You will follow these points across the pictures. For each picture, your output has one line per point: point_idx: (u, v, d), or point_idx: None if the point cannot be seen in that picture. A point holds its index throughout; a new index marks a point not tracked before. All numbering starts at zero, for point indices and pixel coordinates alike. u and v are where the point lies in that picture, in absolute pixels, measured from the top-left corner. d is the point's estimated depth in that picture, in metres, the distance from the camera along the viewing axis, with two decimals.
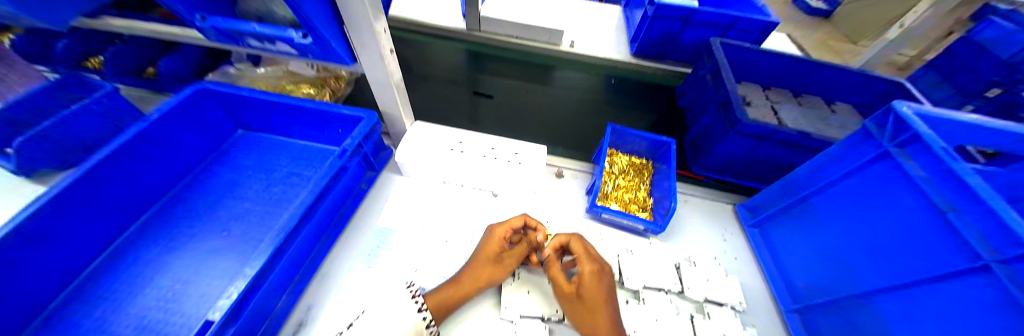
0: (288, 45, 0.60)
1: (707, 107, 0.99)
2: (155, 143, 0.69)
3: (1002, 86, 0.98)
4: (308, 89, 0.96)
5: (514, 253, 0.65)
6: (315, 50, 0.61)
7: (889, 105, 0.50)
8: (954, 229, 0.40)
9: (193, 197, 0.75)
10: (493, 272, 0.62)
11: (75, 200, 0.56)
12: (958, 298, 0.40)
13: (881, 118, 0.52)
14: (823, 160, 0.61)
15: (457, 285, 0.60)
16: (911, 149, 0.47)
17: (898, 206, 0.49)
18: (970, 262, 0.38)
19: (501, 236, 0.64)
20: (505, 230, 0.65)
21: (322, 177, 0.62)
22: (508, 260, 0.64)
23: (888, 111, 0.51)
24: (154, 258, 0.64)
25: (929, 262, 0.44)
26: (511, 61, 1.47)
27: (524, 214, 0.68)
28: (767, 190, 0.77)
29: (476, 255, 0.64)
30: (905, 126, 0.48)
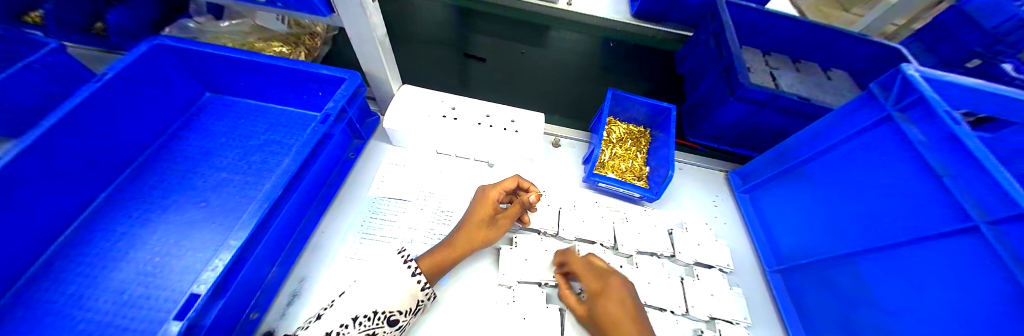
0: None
1: (707, 72, 0.95)
2: (108, 107, 0.61)
3: (982, 57, 0.90)
4: (279, 47, 0.87)
5: (506, 214, 0.64)
6: None
7: (897, 67, 0.48)
8: (948, 193, 0.41)
9: (163, 166, 0.70)
10: (486, 233, 0.62)
11: (26, 169, 0.51)
12: (944, 258, 0.42)
13: (889, 80, 0.50)
14: (823, 127, 0.61)
15: (449, 248, 0.59)
16: (913, 113, 0.47)
17: (893, 173, 0.50)
18: (959, 224, 0.40)
19: (494, 199, 0.63)
20: (497, 192, 0.63)
21: (303, 145, 0.57)
22: (502, 222, 0.63)
23: (895, 73, 0.49)
24: (129, 231, 0.60)
25: (916, 225, 0.46)
26: (504, 20, 1.35)
27: (517, 176, 0.67)
28: (762, 158, 0.78)
29: (468, 218, 0.63)
30: (911, 89, 0.46)
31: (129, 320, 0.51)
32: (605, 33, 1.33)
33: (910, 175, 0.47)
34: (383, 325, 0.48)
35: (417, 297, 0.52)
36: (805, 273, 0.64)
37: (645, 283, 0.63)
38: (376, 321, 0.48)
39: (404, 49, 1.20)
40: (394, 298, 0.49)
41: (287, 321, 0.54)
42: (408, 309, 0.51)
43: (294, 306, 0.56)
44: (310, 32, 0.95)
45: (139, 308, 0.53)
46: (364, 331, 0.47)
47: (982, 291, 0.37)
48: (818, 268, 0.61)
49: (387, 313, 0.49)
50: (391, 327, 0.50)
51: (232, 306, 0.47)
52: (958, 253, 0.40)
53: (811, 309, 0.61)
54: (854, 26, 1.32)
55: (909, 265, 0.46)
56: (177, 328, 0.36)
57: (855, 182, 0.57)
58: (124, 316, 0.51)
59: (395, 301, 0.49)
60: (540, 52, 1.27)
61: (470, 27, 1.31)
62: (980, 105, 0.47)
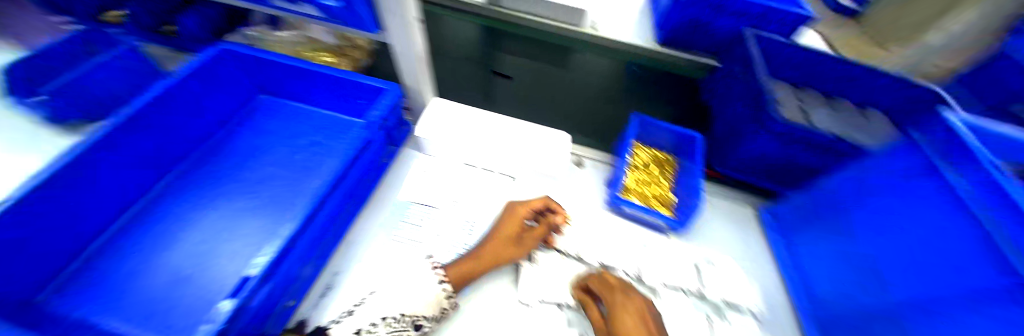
0: (318, 7, 0.59)
1: (735, 103, 0.95)
2: (182, 99, 0.67)
3: None
4: (327, 57, 0.93)
5: (533, 235, 0.66)
6: (342, 14, 0.58)
7: (942, 118, 0.48)
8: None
9: (220, 156, 0.75)
10: (511, 250, 0.63)
11: (109, 149, 0.56)
12: None
13: (929, 129, 0.50)
14: (866, 166, 0.61)
15: (474, 259, 0.60)
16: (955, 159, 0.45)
17: (929, 219, 0.47)
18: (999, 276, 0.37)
19: (522, 216, 0.67)
20: (526, 209, 0.68)
21: (347, 148, 0.62)
22: (526, 242, 0.65)
23: (939, 122, 0.49)
24: (184, 214, 0.64)
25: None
26: (531, 40, 1.40)
27: (546, 197, 0.71)
28: (801, 196, 0.76)
29: (495, 232, 0.65)
30: (957, 139, 0.46)
31: (177, 299, 0.53)
32: (631, 59, 1.35)
33: (936, 217, 0.46)
34: (409, 329, 0.49)
35: (442, 305, 0.52)
36: (843, 318, 0.60)
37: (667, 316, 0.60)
38: (402, 324, 0.48)
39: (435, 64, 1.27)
40: (419, 303, 0.51)
41: (318, 312, 0.56)
42: (432, 316, 0.51)
43: (326, 299, 0.57)
44: (354, 45, 1.01)
45: (186, 288, 0.55)
46: (391, 332, 0.48)
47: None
48: (855, 313, 0.58)
49: (414, 318, 0.49)
50: (416, 333, 0.50)
51: (275, 293, 0.49)
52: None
53: None
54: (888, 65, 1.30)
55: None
56: (228, 308, 0.39)
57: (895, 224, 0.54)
58: (176, 294, 0.54)
59: (419, 307, 0.50)
60: (565, 73, 1.29)
61: (497, 45, 1.37)
62: None
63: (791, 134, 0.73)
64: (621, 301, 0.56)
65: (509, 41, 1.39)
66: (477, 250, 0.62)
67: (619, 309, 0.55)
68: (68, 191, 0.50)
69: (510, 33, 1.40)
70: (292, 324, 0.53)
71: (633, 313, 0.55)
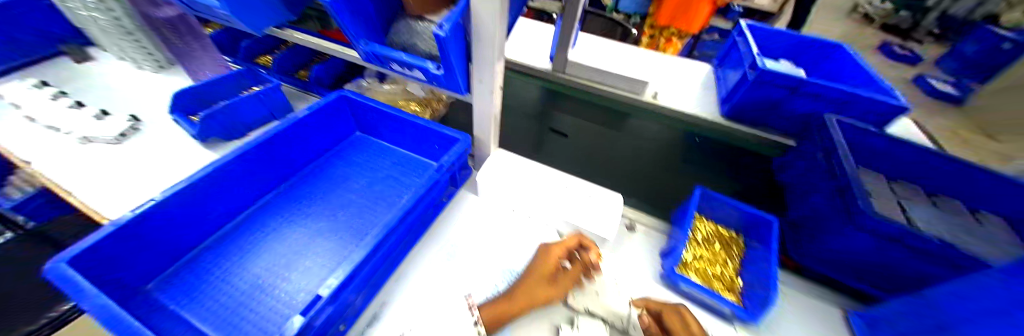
0: (421, 72, 0.72)
1: (815, 188, 0.87)
2: (300, 134, 0.86)
3: None
4: (415, 107, 1.11)
5: (568, 275, 0.67)
6: (442, 79, 0.71)
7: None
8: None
9: (313, 181, 0.90)
10: (547, 289, 0.65)
11: (242, 166, 0.75)
12: None
13: None
14: (978, 280, 0.50)
15: (512, 298, 0.64)
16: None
17: None
18: None
19: (556, 256, 0.69)
20: (559, 250, 0.70)
21: (419, 188, 0.70)
22: (563, 282, 0.66)
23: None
24: (277, 226, 0.78)
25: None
26: (588, 102, 1.49)
27: (578, 235, 0.73)
28: (897, 303, 0.63)
29: (531, 271, 0.68)
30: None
31: (256, 302, 0.62)
32: (691, 128, 1.35)
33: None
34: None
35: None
36: None
37: None
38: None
39: None
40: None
41: None
42: None
43: (370, 329, 0.60)
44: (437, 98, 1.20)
45: (264, 294, 0.64)
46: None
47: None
48: None
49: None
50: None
51: (334, 316, 0.55)
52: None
53: None
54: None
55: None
56: (298, 323, 0.46)
57: None
58: (254, 299, 0.63)
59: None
60: (620, 136, 1.33)
61: (556, 105, 1.49)
62: None
63: (898, 236, 0.63)
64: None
65: (567, 102, 1.50)
66: (515, 290, 0.66)
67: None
68: (188, 205, 0.67)
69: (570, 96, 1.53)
70: None
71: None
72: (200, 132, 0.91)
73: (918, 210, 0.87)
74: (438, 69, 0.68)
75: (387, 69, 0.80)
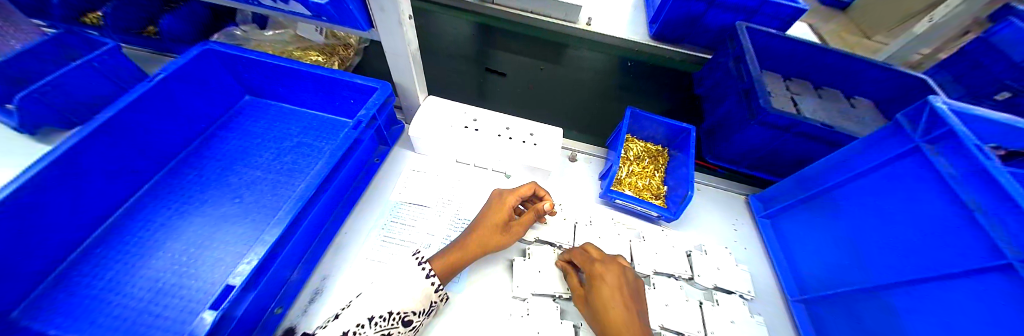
0: (301, 4, 0.57)
1: (727, 94, 0.95)
2: (157, 105, 0.67)
3: (1011, 89, 0.89)
4: (316, 56, 0.93)
5: (521, 222, 0.64)
6: (333, 14, 0.57)
7: (925, 99, 0.48)
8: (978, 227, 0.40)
9: (201, 163, 0.75)
10: (499, 238, 0.62)
11: (85, 156, 0.57)
12: (975, 297, 0.40)
13: (914, 114, 0.51)
14: (847, 154, 0.61)
15: (456, 247, 0.59)
16: (941, 145, 0.46)
17: (925, 205, 0.48)
18: (993, 261, 0.38)
19: (511, 204, 0.64)
20: (514, 199, 0.65)
21: (336, 149, 0.60)
22: (515, 230, 0.63)
23: (922, 104, 0.49)
24: (167, 221, 0.65)
25: (943, 260, 0.45)
26: (524, 37, 1.40)
27: (535, 184, 0.68)
28: (783, 183, 0.77)
29: (479, 221, 0.63)
30: (939, 121, 0.46)
31: (163, 308, 0.54)
32: (624, 53, 1.36)
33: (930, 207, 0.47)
34: (398, 326, 0.49)
35: (431, 298, 0.53)
36: (829, 303, 0.61)
37: (663, 305, 0.62)
38: (391, 321, 0.48)
39: (428, 62, 1.26)
40: (409, 300, 0.50)
41: (309, 317, 0.56)
42: (421, 311, 0.51)
43: (314, 304, 0.57)
44: (344, 43, 1.02)
45: (170, 298, 0.55)
46: (378, 331, 0.47)
47: (1000, 330, 0.37)
48: (844, 300, 0.59)
49: (402, 314, 0.49)
50: (406, 328, 0.50)
51: (262, 299, 0.50)
52: (990, 291, 0.39)
53: None
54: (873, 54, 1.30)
55: (937, 300, 0.45)
56: (210, 319, 0.39)
57: (886, 211, 0.55)
58: (158, 304, 0.54)
59: (409, 303, 0.50)
60: (559, 69, 1.29)
61: (491, 43, 1.36)
62: (1005, 141, 0.47)
63: (783, 124, 0.75)
64: (601, 269, 0.56)
65: (502, 37, 1.39)
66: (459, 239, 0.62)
67: (596, 276, 0.56)
68: (26, 214, 0.49)
69: (504, 30, 1.41)
70: (280, 331, 0.53)
71: (613, 281, 0.54)
72: (21, 123, 0.67)
73: (803, 104, 1.03)
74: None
75: (258, 6, 0.62)
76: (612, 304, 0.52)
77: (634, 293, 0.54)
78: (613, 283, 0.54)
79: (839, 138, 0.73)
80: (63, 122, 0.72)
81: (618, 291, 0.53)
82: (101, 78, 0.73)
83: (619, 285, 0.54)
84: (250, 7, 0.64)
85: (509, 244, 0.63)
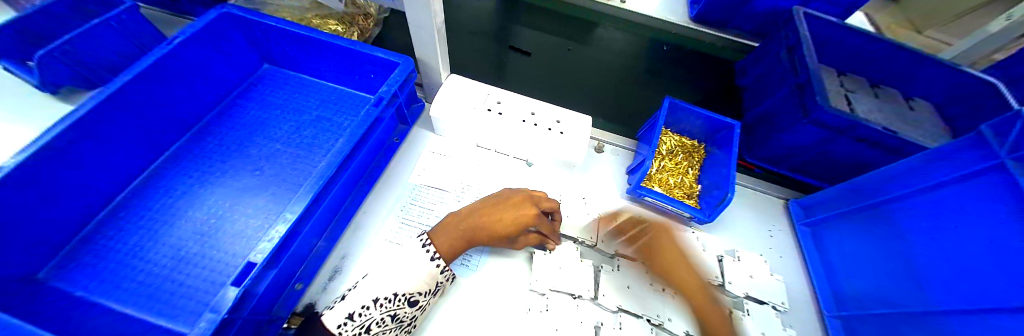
0: None
1: (774, 88, 0.87)
2: (174, 71, 0.65)
3: None
4: (336, 25, 0.88)
5: (527, 240, 0.59)
6: None
7: (1018, 110, 0.41)
8: None
9: (221, 133, 0.73)
10: (497, 242, 0.58)
11: (105, 120, 0.55)
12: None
13: (1002, 124, 0.44)
14: (914, 164, 0.55)
15: (456, 227, 0.55)
16: None
17: (996, 230, 0.43)
18: None
19: (532, 225, 0.56)
20: (535, 220, 0.56)
21: (356, 127, 0.57)
22: (516, 244, 0.59)
23: (1015, 115, 0.41)
24: (187, 190, 0.64)
25: (1015, 292, 0.39)
26: (551, 13, 1.30)
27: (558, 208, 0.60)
28: (831, 189, 0.71)
29: (499, 218, 0.56)
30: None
31: (185, 276, 0.54)
32: (658, 36, 1.26)
33: (1007, 231, 0.41)
34: (404, 307, 0.47)
35: (437, 279, 0.51)
36: (871, 323, 0.57)
37: (689, 311, 0.59)
38: (397, 303, 0.46)
39: (450, 37, 1.19)
40: (412, 280, 0.48)
41: (327, 295, 0.55)
42: (426, 291, 0.49)
43: (333, 283, 0.56)
44: (364, 12, 0.96)
45: (193, 266, 0.55)
46: (385, 313, 0.45)
47: None
48: (890, 320, 0.54)
49: (408, 295, 0.47)
50: (412, 308, 0.48)
51: (282, 276, 0.49)
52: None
53: None
54: (940, 51, 1.16)
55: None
56: (233, 295, 0.38)
57: (953, 230, 0.49)
58: (180, 272, 0.54)
59: (412, 285, 0.48)
60: (587, 50, 1.21)
61: (515, 18, 1.28)
62: None
63: (838, 125, 0.68)
64: None
65: (528, 13, 1.29)
66: (466, 221, 0.55)
67: (658, 235, 0.63)
68: (50, 174, 0.49)
69: (531, 4, 1.31)
70: (300, 307, 0.52)
71: (667, 237, 0.63)
72: (43, 82, 0.66)
73: (856, 103, 0.93)
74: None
75: None
76: (668, 258, 0.61)
77: (684, 247, 0.64)
78: (668, 239, 0.63)
79: (901, 145, 0.66)
80: (84, 82, 0.71)
81: (678, 254, 0.61)
82: (120, 38, 0.71)
83: (674, 243, 0.63)
84: None
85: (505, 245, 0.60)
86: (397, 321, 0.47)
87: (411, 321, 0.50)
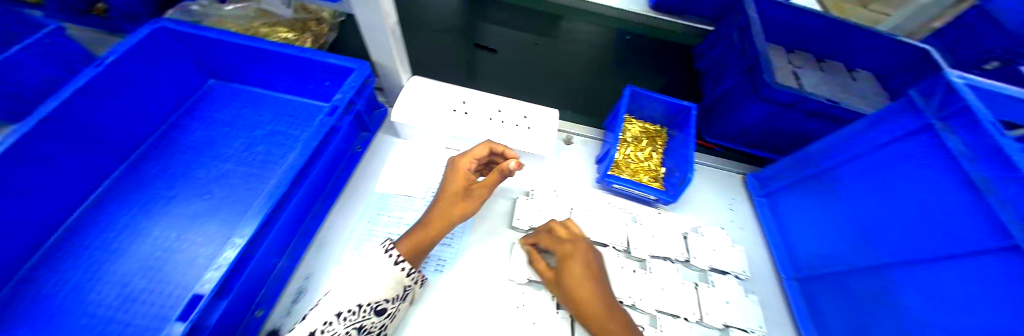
0: None
1: (729, 70, 0.91)
2: (105, 96, 0.60)
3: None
4: (287, 33, 0.85)
5: (483, 185, 0.59)
6: None
7: (940, 73, 0.45)
8: (986, 210, 0.39)
9: (166, 156, 0.69)
10: (463, 204, 0.58)
11: (32, 154, 0.51)
12: (976, 280, 0.40)
13: (928, 88, 0.48)
14: (853, 134, 0.59)
15: (434, 220, 0.56)
16: (954, 122, 0.43)
17: (929, 189, 0.47)
18: (998, 243, 0.37)
19: (465, 169, 0.59)
20: (466, 163, 0.59)
21: (308, 139, 0.53)
22: (478, 193, 0.59)
23: (937, 79, 0.46)
24: (130, 223, 0.60)
25: (947, 242, 0.43)
26: (516, 9, 1.30)
27: (489, 142, 0.62)
28: (784, 162, 0.75)
29: (447, 183, 0.59)
30: (953, 96, 0.43)
31: (130, 315, 0.51)
32: (623, 26, 1.28)
33: (942, 189, 0.45)
34: (370, 317, 0.46)
35: (404, 283, 0.50)
36: (825, 282, 0.62)
37: (658, 289, 0.61)
38: (362, 314, 0.45)
39: (415, 38, 1.17)
40: (379, 290, 0.47)
41: (293, 316, 0.52)
42: (393, 298, 0.49)
43: (299, 303, 0.54)
44: (316, 18, 0.91)
45: (139, 303, 0.52)
46: (349, 326, 0.44)
47: (998, 314, 0.36)
48: (843, 281, 0.58)
49: (374, 304, 0.46)
50: (380, 316, 0.48)
51: (239, 303, 0.46)
52: (988, 273, 0.38)
53: (833, 323, 0.59)
54: (879, 24, 1.25)
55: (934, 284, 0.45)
56: (179, 330, 0.35)
57: (892, 192, 0.52)
58: (125, 312, 0.51)
59: (377, 293, 0.47)
60: (553, 44, 1.21)
61: (481, 15, 1.26)
62: None
63: (786, 100, 0.72)
64: (566, 251, 0.53)
65: (493, 9, 1.29)
66: (435, 210, 0.57)
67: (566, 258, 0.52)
68: None
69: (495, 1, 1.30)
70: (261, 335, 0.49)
71: (580, 261, 0.51)
72: None
73: (804, 78, 0.99)
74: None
75: None
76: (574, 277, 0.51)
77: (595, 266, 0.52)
78: (582, 265, 0.51)
79: (842, 115, 0.71)
80: None
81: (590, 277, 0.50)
82: (42, 62, 0.65)
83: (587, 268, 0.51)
84: None
85: (501, 182, 0.60)
86: (364, 332, 0.47)
87: (380, 330, 0.50)
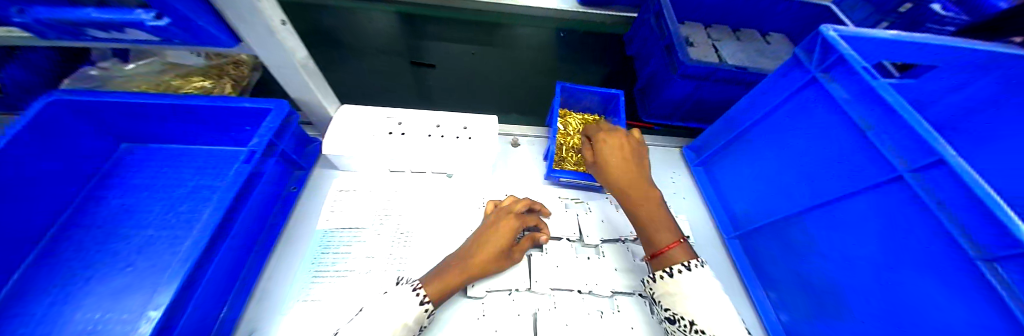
0: (143, 33, 0.46)
1: (653, 52, 0.97)
2: (11, 185, 0.54)
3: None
4: (201, 82, 0.80)
5: (519, 249, 0.59)
6: (186, 38, 0.46)
7: (818, 30, 0.49)
8: (870, 144, 0.44)
9: (80, 235, 0.62)
10: (499, 267, 0.56)
11: None
12: (878, 209, 0.44)
13: (808, 45, 0.53)
14: (758, 95, 0.64)
15: (471, 267, 0.52)
16: (834, 72, 0.50)
17: (827, 136, 0.52)
18: (887, 174, 0.42)
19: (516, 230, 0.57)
20: (517, 225, 0.57)
21: (224, 191, 0.50)
22: (512, 257, 0.58)
23: (816, 36, 0.50)
24: (48, 310, 0.53)
25: (852, 179, 0.48)
26: (451, 22, 1.31)
27: (530, 201, 0.63)
28: (711, 130, 0.80)
29: (491, 239, 0.55)
30: (830, 48, 0.49)
31: None
32: (557, 25, 1.33)
33: (836, 134, 0.50)
34: None
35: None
36: (759, 237, 0.67)
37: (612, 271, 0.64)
38: None
39: (352, 64, 1.14)
40: None
41: None
42: None
43: None
44: (233, 61, 0.89)
45: None
46: None
47: (908, 236, 0.40)
48: (775, 231, 0.63)
49: None
50: None
51: None
52: (885, 200, 0.43)
53: (773, 271, 0.63)
54: None
55: (842, 220, 0.50)
56: None
57: (797, 142, 0.58)
58: None
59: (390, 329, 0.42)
60: (492, 51, 1.24)
61: (417, 33, 1.26)
62: (895, 55, 0.50)
63: (701, 74, 0.78)
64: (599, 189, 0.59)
65: (428, 25, 1.29)
66: (473, 262, 0.53)
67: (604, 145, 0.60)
68: None
69: (429, 17, 1.31)
70: None
71: (618, 145, 0.59)
72: None
73: (724, 49, 1.08)
74: (157, 17, 0.41)
75: (99, 42, 0.51)
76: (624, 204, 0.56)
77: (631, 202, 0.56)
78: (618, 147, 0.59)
79: (751, 78, 0.79)
80: None
81: (622, 158, 0.58)
82: None
83: (624, 150, 0.59)
84: (88, 44, 0.51)
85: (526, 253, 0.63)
86: None
87: None
